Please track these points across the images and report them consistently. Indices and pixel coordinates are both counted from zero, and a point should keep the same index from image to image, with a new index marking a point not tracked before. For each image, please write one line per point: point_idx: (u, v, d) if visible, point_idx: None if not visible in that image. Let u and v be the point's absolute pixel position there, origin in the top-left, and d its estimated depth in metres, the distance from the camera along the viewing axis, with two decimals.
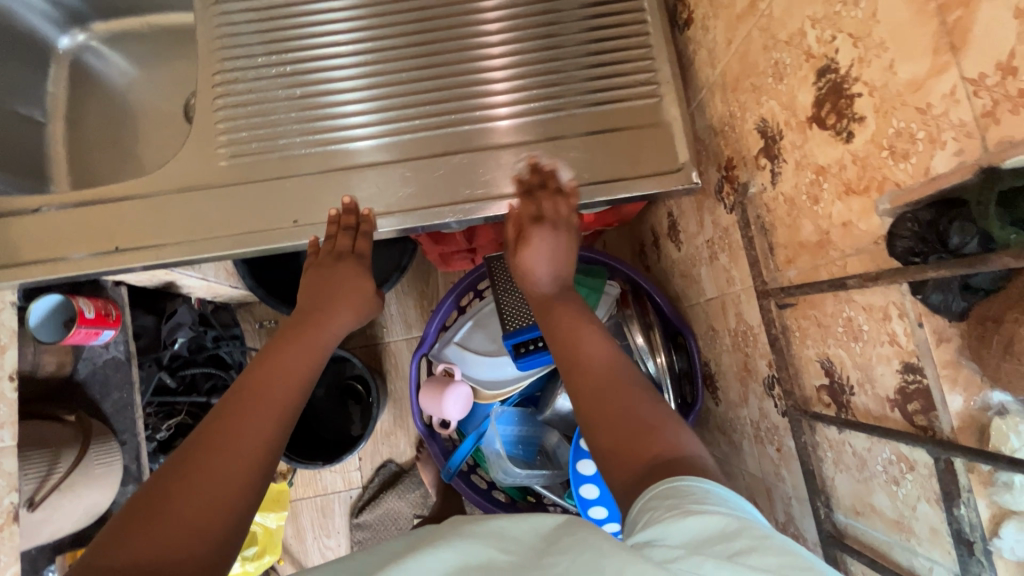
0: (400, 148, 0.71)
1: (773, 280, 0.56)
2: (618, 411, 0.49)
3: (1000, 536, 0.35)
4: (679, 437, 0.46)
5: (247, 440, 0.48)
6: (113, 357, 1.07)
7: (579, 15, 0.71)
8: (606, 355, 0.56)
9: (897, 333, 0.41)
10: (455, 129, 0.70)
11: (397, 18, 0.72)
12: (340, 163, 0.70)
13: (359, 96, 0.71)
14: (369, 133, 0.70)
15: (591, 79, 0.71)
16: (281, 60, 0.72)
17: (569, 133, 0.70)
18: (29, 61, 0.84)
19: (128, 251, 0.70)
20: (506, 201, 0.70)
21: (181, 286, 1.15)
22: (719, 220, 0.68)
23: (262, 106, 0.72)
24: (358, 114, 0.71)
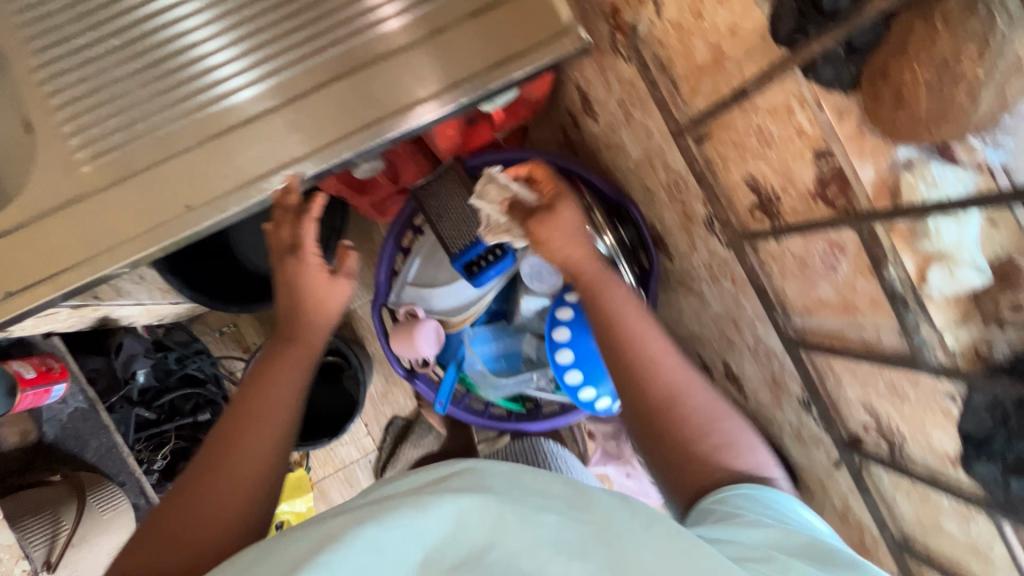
0: (284, 89, 0.64)
1: (684, 117, 0.55)
2: (676, 424, 0.55)
3: (928, 281, 0.37)
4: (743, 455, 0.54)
5: (238, 471, 0.52)
6: (76, 408, 1.04)
7: None
8: (669, 374, 0.56)
9: (803, 124, 0.40)
10: (336, 49, 0.64)
11: None
12: (227, 122, 0.64)
13: (219, 43, 0.63)
14: (245, 82, 0.64)
15: None
16: (107, 32, 0.63)
17: (445, 25, 0.64)
18: None
19: (24, 292, 0.64)
20: (410, 113, 0.65)
21: (117, 318, 1.09)
22: (623, 74, 0.65)
23: (114, 88, 0.63)
24: (224, 65, 0.63)
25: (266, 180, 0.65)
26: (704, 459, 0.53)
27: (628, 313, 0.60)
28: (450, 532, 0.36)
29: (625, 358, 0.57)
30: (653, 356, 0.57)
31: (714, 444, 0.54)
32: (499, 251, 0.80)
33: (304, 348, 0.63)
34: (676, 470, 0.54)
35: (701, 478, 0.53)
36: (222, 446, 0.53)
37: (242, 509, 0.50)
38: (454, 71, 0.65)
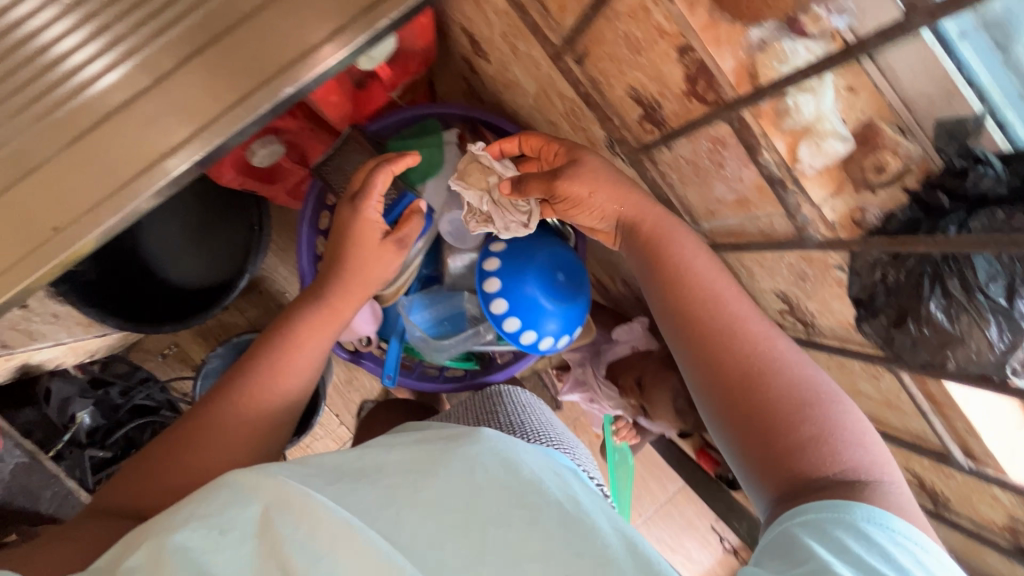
0: (148, 65, 0.54)
1: (558, 38, 0.53)
2: (762, 400, 0.43)
3: (798, 159, 0.38)
4: (846, 446, 0.41)
5: (247, 423, 0.51)
6: (16, 463, 0.96)
7: None
8: (752, 336, 0.45)
9: (659, 22, 0.39)
10: (198, 8, 0.54)
11: None
12: (85, 114, 0.54)
13: (55, 20, 0.52)
14: (94, 62, 0.53)
15: None
16: None
17: None
18: None
19: None
20: (310, 61, 0.57)
21: (40, 364, 1.02)
22: (496, 5, 0.62)
23: None
24: (66, 45, 0.53)
25: (140, 181, 0.55)
26: (789, 453, 0.41)
27: (694, 270, 0.50)
28: (429, 502, 0.39)
29: (695, 312, 0.48)
30: (737, 316, 0.47)
31: (807, 436, 0.41)
32: None
33: (333, 324, 0.59)
34: (759, 459, 0.42)
35: (788, 476, 0.41)
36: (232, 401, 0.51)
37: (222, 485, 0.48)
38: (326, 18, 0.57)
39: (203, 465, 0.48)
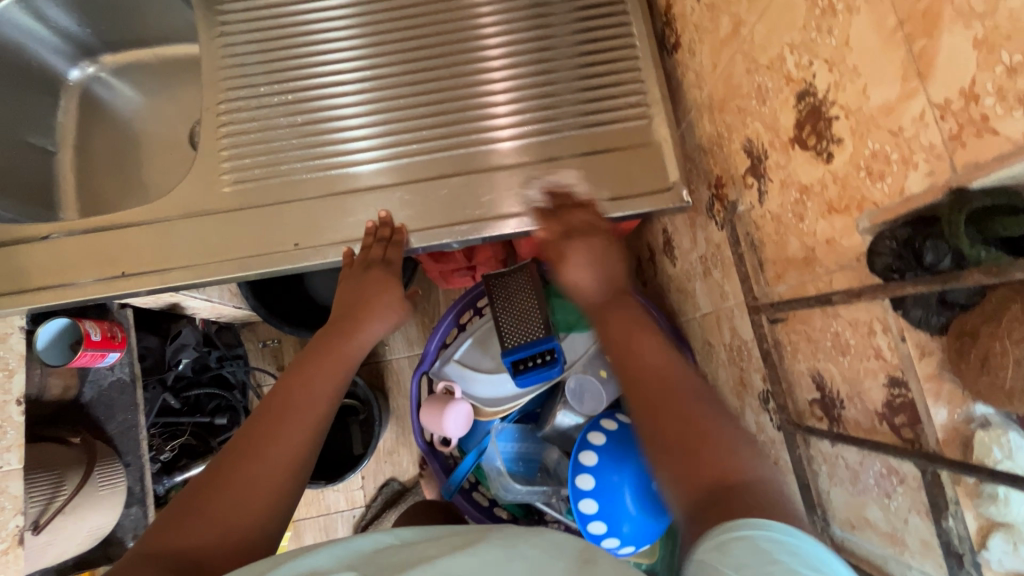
0: (403, 171, 0.73)
1: (763, 295, 0.57)
2: (670, 423, 0.47)
3: (987, 548, 0.36)
4: (743, 459, 0.44)
5: (275, 448, 0.55)
6: (118, 378, 1.09)
7: (572, 42, 0.74)
8: (662, 364, 0.53)
9: (882, 347, 0.42)
10: (450, 153, 0.72)
11: (397, 48, 0.75)
12: (340, 188, 0.73)
13: (365, 120, 0.73)
14: (366, 158, 0.73)
15: (582, 103, 0.72)
16: (284, 89, 0.75)
17: (557, 155, 0.72)
18: (38, 91, 0.86)
19: (135, 276, 0.72)
20: (492, 224, 0.72)
21: (185, 307, 1.17)
22: (712, 237, 0.69)
23: (274, 133, 0.74)
24: (361, 137, 0.73)
25: (331, 248, 0.72)
26: (718, 466, 0.44)
27: (633, 325, 0.58)
28: None
29: (624, 356, 0.55)
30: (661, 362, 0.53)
31: (726, 463, 0.44)
32: (549, 357, 0.83)
33: (346, 349, 0.68)
34: (685, 474, 0.45)
35: (705, 476, 0.43)
36: (271, 418, 0.57)
37: (270, 501, 0.51)
38: (537, 199, 0.72)
39: (247, 485, 0.51)
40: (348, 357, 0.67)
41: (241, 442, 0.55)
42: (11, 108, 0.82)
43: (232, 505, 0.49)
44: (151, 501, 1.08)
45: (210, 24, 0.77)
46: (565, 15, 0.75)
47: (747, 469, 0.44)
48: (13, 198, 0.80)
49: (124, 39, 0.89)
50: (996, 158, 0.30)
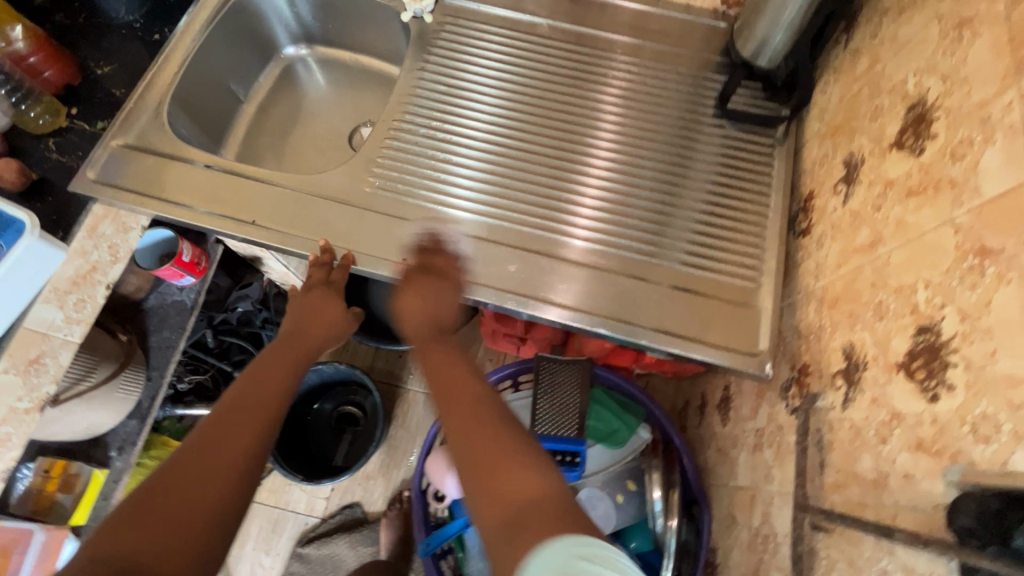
0: (499, 233, 0.78)
1: (814, 497, 0.56)
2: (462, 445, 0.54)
3: None
4: (531, 476, 0.50)
5: (225, 447, 0.59)
6: (181, 300, 1.16)
7: (702, 190, 0.80)
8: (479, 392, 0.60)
9: None
10: (537, 231, 0.77)
11: (547, 137, 0.84)
12: (441, 221, 0.79)
13: (490, 180, 0.81)
14: (474, 209, 0.79)
15: (690, 243, 0.77)
16: (443, 129, 0.84)
17: (646, 277, 0.75)
18: (256, 53, 1.01)
19: (261, 228, 0.79)
20: (538, 305, 0.74)
21: (262, 264, 1.27)
22: (776, 416, 0.69)
23: (417, 159, 0.83)
24: (481, 193, 0.80)
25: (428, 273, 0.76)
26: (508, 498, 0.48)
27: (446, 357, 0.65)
28: None
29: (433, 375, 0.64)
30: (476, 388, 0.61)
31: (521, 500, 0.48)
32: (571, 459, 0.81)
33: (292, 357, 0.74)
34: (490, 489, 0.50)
35: (501, 504, 0.48)
36: (220, 417, 0.62)
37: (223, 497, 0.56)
38: (625, 309, 0.73)
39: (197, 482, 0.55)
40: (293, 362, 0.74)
41: (191, 440, 0.59)
42: (230, 57, 0.96)
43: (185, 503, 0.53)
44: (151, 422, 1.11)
45: (418, 53, 0.90)
46: (705, 167, 0.81)
47: (541, 494, 0.48)
48: (195, 125, 0.92)
49: (339, 41, 1.03)
50: None
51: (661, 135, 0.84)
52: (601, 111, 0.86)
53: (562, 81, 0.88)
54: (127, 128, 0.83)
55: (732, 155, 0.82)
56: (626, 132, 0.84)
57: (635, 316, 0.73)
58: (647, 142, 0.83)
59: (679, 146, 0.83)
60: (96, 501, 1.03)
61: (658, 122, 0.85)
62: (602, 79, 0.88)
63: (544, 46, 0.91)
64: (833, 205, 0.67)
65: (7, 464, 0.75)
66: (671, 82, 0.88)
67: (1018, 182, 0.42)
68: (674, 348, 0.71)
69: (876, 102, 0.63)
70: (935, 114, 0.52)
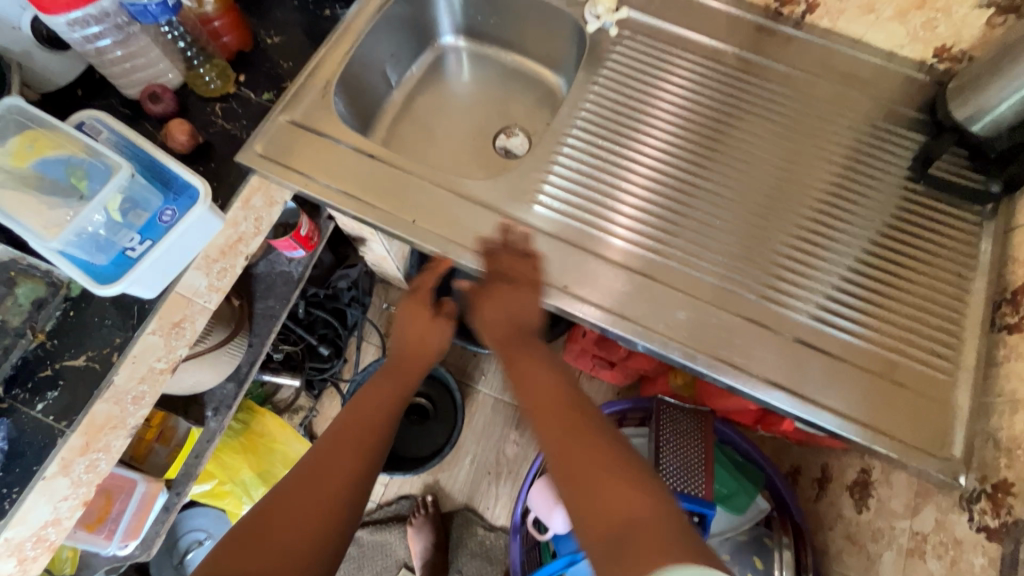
0: (565, 230, 0.76)
1: None
2: (577, 468, 0.55)
3: None
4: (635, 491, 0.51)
5: (336, 476, 0.60)
6: (288, 272, 1.16)
7: (859, 249, 0.74)
8: (601, 426, 0.61)
9: None
10: (583, 227, 0.76)
11: (653, 151, 0.80)
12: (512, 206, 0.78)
13: (584, 184, 0.79)
14: (556, 208, 0.77)
15: (829, 297, 0.71)
16: (570, 132, 0.82)
17: (772, 326, 0.70)
18: (413, 38, 0.98)
19: (417, 227, 0.77)
20: (573, 301, 0.72)
21: (365, 247, 1.26)
22: (950, 526, 0.63)
23: (531, 155, 0.81)
24: (568, 193, 0.78)
25: (585, 305, 0.72)
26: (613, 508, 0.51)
27: (592, 427, 0.60)
28: None
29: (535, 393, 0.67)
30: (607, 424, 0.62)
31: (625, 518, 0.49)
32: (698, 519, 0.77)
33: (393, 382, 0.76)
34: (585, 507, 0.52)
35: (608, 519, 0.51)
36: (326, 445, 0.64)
37: (328, 523, 0.56)
38: (790, 375, 0.68)
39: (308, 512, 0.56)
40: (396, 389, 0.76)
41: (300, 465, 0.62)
42: (392, 41, 0.94)
43: (297, 528, 0.54)
44: (247, 388, 1.10)
45: (593, 61, 0.86)
46: (875, 228, 0.75)
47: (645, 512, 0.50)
48: (350, 107, 0.90)
49: (496, 36, 1.00)
50: None
51: (794, 177, 0.78)
52: (728, 136, 0.81)
53: (691, 98, 0.83)
54: (294, 103, 0.82)
55: (911, 219, 0.75)
56: (732, 157, 0.80)
57: (810, 390, 0.67)
58: (763, 178, 0.78)
59: (822, 192, 0.77)
60: (188, 458, 1.04)
61: (782, 157, 0.80)
62: (730, 99, 0.83)
63: (701, 65, 0.85)
64: None
65: (135, 423, 0.74)
66: (861, 133, 0.81)
67: None
68: (855, 436, 0.64)
69: None
70: None
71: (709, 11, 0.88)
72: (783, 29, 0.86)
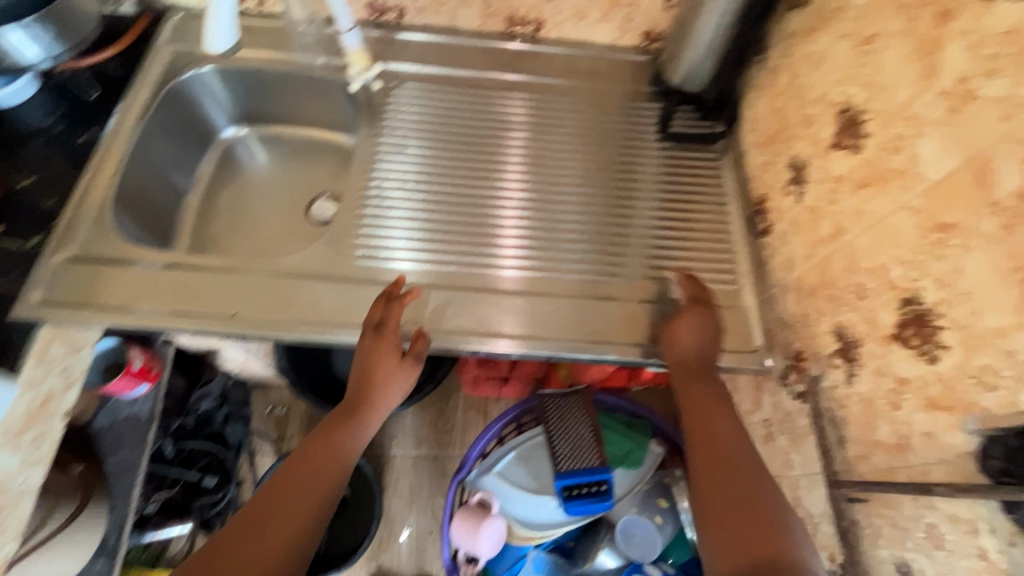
0: (440, 278, 0.80)
1: (843, 471, 0.61)
2: (735, 501, 0.60)
3: None
4: (786, 538, 0.56)
5: (264, 548, 0.59)
6: (135, 413, 1.05)
7: (654, 207, 0.86)
8: (734, 434, 0.66)
9: (986, 547, 0.44)
10: (465, 270, 0.80)
11: (475, 180, 0.87)
12: (378, 275, 0.80)
13: (429, 229, 0.83)
14: (419, 260, 0.81)
15: (656, 252, 0.83)
16: (385, 186, 0.86)
17: (619, 296, 0.79)
18: (193, 140, 0.97)
19: (247, 318, 0.76)
20: (489, 341, 0.76)
21: (218, 357, 1.19)
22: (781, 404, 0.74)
23: (360, 220, 0.84)
24: (421, 243, 0.82)
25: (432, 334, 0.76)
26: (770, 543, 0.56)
27: (710, 400, 0.68)
28: None
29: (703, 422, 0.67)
30: (745, 435, 0.66)
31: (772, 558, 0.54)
32: (601, 488, 0.84)
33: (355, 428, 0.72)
34: (738, 537, 0.58)
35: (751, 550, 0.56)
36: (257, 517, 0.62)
37: None
38: (618, 330, 0.77)
39: None
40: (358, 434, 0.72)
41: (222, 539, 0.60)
42: (168, 148, 0.92)
43: None
44: (123, 556, 1.00)
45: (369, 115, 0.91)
46: (657, 187, 0.88)
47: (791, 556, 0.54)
48: (139, 224, 0.86)
49: (279, 116, 1.01)
50: None
51: (594, 164, 0.90)
52: (530, 147, 0.91)
53: (483, 125, 0.92)
54: (67, 239, 0.77)
55: (682, 170, 0.90)
56: (543, 163, 0.89)
57: (640, 337, 0.76)
58: (578, 170, 0.89)
59: (618, 169, 0.89)
60: None
61: (580, 150, 0.91)
62: (522, 118, 0.93)
63: (479, 94, 0.94)
64: (787, 204, 0.75)
65: None
66: (615, 113, 0.95)
67: (955, 165, 0.49)
68: None
69: (806, 111, 0.72)
70: (864, 116, 0.60)
71: (458, 47, 0.97)
72: (525, 47, 0.97)
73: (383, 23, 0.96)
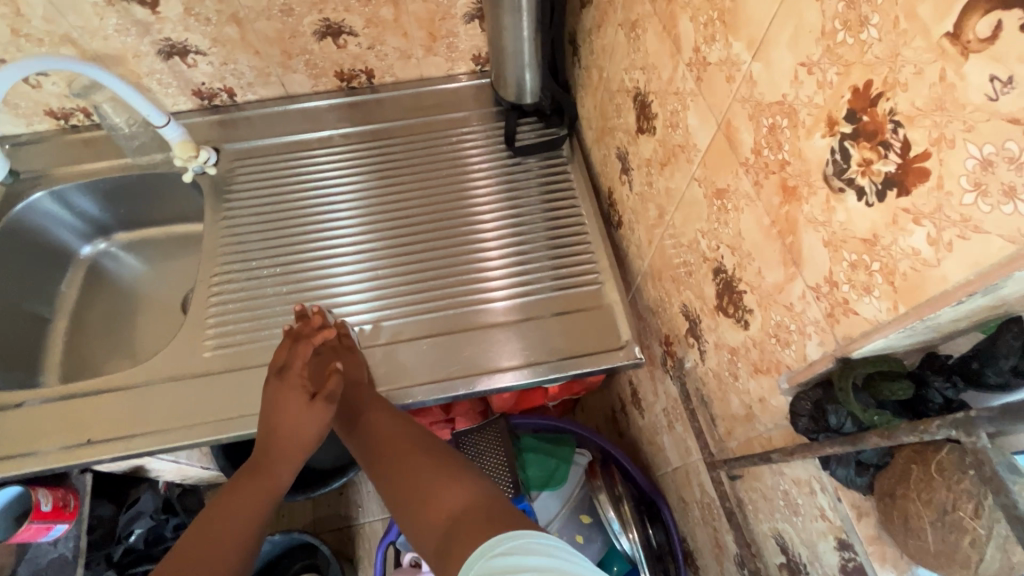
0: (417, 328, 0.77)
1: (719, 450, 0.59)
2: (414, 482, 0.62)
3: None
4: (457, 492, 0.58)
5: None
6: (59, 556, 0.92)
7: (540, 216, 0.85)
8: (397, 430, 0.69)
9: (824, 508, 0.43)
10: (453, 310, 0.78)
11: (407, 223, 0.85)
12: None
13: (374, 284, 0.80)
14: (377, 318, 0.78)
15: (554, 260, 0.81)
16: (293, 261, 0.83)
17: (537, 314, 0.77)
18: (50, 265, 0.94)
19: (100, 442, 0.70)
20: (492, 375, 0.73)
21: (147, 470, 1.08)
22: (669, 390, 0.72)
23: (280, 302, 0.80)
24: (373, 299, 0.79)
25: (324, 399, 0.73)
26: (439, 508, 0.57)
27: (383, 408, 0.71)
28: None
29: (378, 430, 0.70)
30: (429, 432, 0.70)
31: (449, 514, 0.55)
32: None
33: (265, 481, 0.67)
34: (422, 509, 0.58)
35: (434, 518, 0.57)
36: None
37: None
38: (499, 357, 0.74)
39: None
40: (265, 493, 0.67)
41: None
42: (22, 281, 0.89)
43: None
44: None
45: (216, 197, 0.89)
46: (534, 196, 0.87)
47: (464, 503, 0.56)
48: None
49: (140, 219, 1.00)
50: (863, 333, 0.35)
51: (482, 186, 0.88)
52: (443, 181, 0.89)
53: (370, 177, 0.90)
54: None
55: (551, 176, 0.89)
56: (460, 192, 0.88)
57: (524, 357, 0.74)
58: (491, 188, 0.88)
59: (498, 187, 0.88)
60: None
61: (475, 175, 0.90)
62: (423, 156, 0.92)
63: (352, 152, 0.93)
64: (626, 193, 0.75)
65: None
66: (468, 137, 0.94)
67: (714, 131, 0.49)
68: (561, 372, 0.73)
69: (615, 101, 0.72)
70: (649, 98, 0.61)
71: (298, 112, 0.96)
72: (365, 97, 0.97)
73: (217, 106, 0.95)
